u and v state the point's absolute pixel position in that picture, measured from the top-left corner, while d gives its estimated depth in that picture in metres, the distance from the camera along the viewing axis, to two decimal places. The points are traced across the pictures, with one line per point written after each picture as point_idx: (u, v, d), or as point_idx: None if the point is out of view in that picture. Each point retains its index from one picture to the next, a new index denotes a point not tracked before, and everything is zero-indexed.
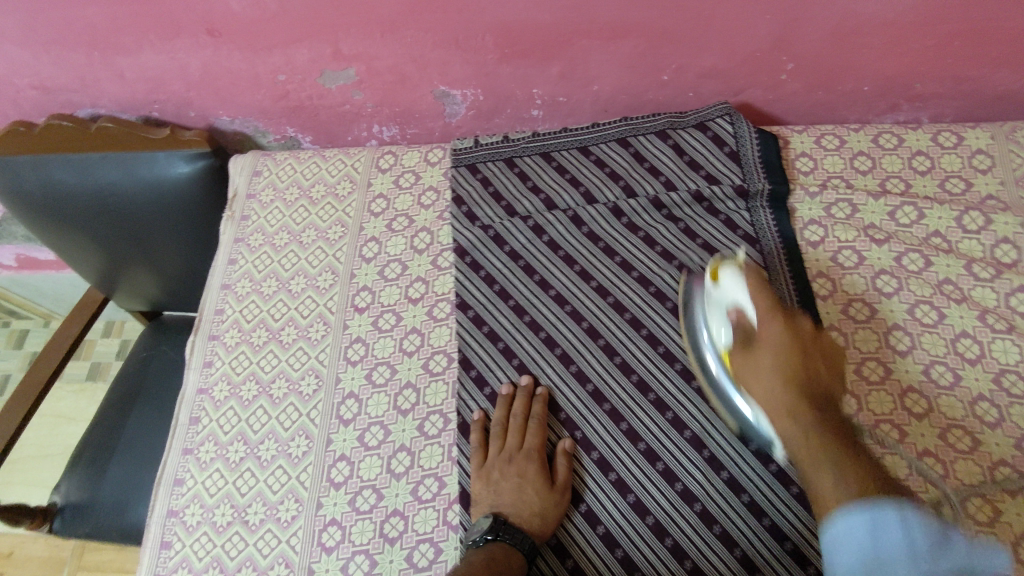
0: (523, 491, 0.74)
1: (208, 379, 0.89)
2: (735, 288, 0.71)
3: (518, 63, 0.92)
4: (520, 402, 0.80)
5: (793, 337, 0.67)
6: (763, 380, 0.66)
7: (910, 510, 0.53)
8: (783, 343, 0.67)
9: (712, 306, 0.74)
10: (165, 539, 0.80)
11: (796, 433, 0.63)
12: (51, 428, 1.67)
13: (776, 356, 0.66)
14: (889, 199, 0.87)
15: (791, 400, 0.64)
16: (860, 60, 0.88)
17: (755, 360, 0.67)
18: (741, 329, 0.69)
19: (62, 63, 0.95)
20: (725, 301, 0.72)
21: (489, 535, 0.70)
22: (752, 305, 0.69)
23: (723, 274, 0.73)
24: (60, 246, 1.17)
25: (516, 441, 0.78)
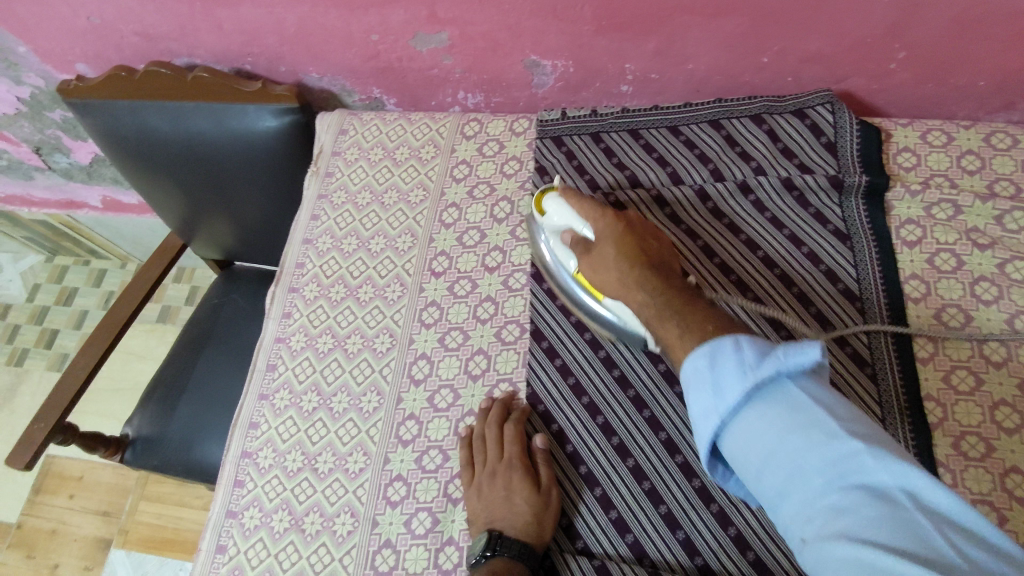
0: (511, 503, 0.72)
1: (286, 329, 0.91)
2: (561, 213, 0.75)
3: (614, 36, 0.90)
4: (498, 416, 0.78)
5: (616, 225, 0.71)
6: (609, 269, 0.69)
7: (745, 340, 0.50)
8: (615, 235, 0.70)
9: (553, 234, 0.80)
10: (239, 477, 0.83)
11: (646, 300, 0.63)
12: (123, 363, 1.76)
13: (613, 245, 0.69)
14: (998, 203, 0.82)
15: (634, 273, 0.66)
16: (979, 52, 0.83)
17: (599, 257, 0.70)
18: (579, 244, 0.74)
19: (165, 11, 0.98)
20: (561, 246, 0.77)
21: (487, 552, 0.69)
22: (582, 221, 0.74)
23: (547, 203, 0.78)
24: (147, 192, 1.22)
25: (496, 453, 0.76)
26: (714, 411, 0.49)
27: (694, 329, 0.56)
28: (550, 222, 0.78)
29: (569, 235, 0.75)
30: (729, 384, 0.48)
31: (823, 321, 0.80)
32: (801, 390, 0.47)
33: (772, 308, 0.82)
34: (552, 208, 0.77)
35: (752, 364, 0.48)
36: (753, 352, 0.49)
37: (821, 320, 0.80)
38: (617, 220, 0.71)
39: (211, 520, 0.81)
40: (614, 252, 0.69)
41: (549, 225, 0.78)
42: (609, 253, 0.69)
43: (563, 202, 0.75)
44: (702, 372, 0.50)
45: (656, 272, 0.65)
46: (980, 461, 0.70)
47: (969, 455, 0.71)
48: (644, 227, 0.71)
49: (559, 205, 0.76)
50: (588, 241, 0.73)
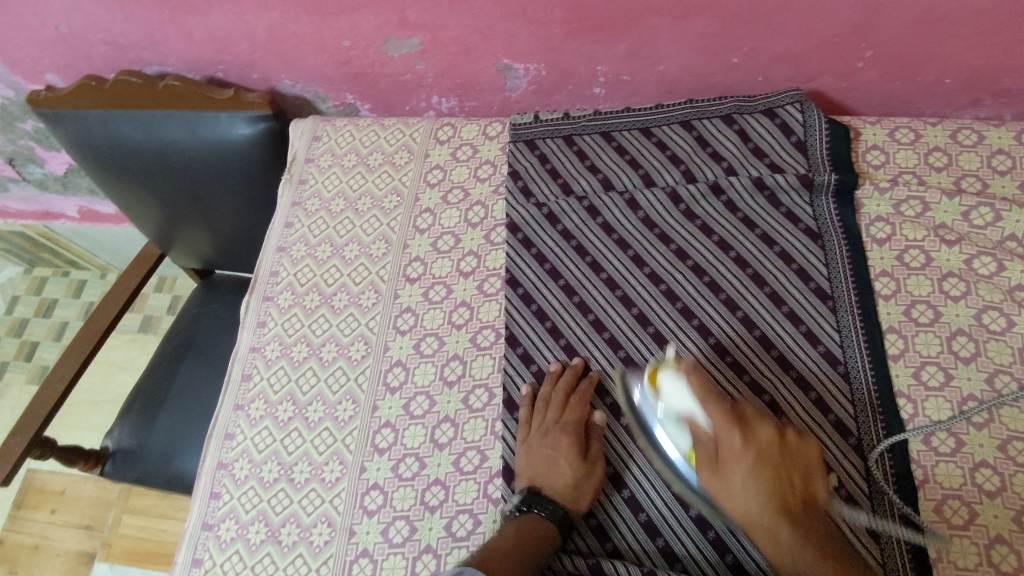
0: (558, 465, 0.75)
1: (261, 338, 0.91)
2: (679, 393, 0.67)
3: (584, 39, 0.90)
4: (567, 376, 0.80)
5: (754, 448, 0.63)
6: (743, 502, 0.62)
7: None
8: (748, 462, 0.62)
9: (660, 413, 0.71)
10: (214, 490, 0.82)
11: (793, 543, 0.61)
12: (104, 374, 1.74)
13: (747, 479, 0.62)
14: (964, 199, 0.83)
15: (773, 516, 0.61)
16: (944, 50, 0.84)
17: (725, 480, 0.63)
18: (702, 445, 0.65)
19: (134, 20, 0.97)
20: (674, 409, 0.68)
21: (523, 507, 0.72)
22: (701, 411, 0.66)
23: (663, 378, 0.70)
24: (121, 201, 1.20)
25: (553, 415, 0.78)
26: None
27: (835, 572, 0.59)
28: (665, 403, 0.69)
29: (688, 420, 0.67)
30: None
31: (794, 319, 0.81)
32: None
33: (744, 308, 0.82)
34: (668, 386, 0.69)
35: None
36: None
37: (794, 319, 0.80)
38: (755, 442, 0.63)
39: (188, 533, 0.80)
40: (744, 484, 0.62)
41: (664, 405, 0.69)
42: (738, 467, 0.62)
43: (678, 375, 0.68)
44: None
45: (796, 518, 0.61)
46: (951, 456, 0.71)
47: (939, 451, 0.72)
48: (788, 452, 0.64)
49: (675, 384, 0.68)
50: (707, 443, 0.65)
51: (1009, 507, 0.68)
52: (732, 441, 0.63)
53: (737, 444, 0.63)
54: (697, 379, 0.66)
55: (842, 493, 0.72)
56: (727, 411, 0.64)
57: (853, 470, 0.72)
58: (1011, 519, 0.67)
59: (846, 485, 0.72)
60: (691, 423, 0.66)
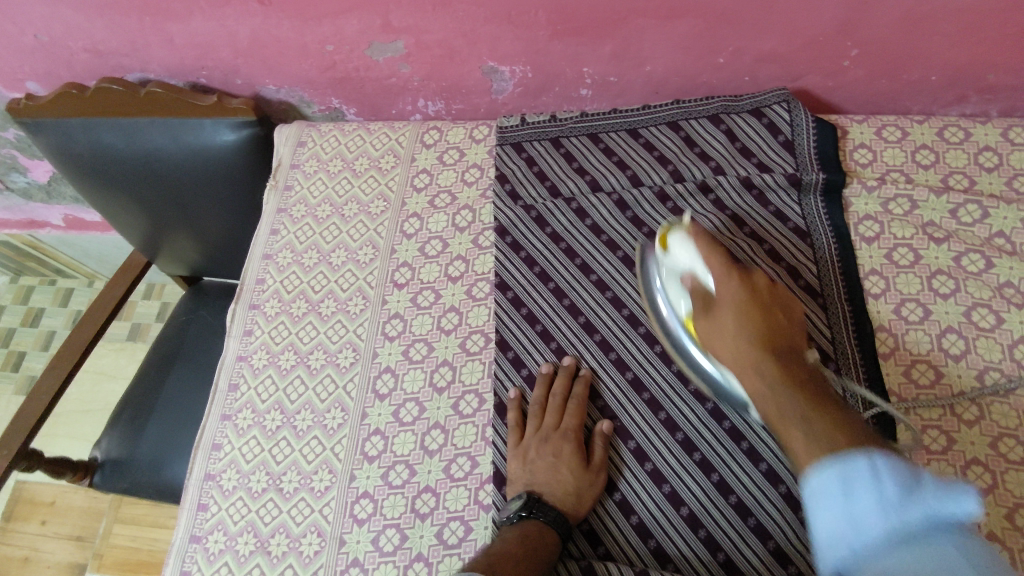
0: (557, 471, 0.74)
1: (248, 347, 0.90)
2: (685, 251, 0.70)
3: (570, 40, 0.90)
4: (561, 381, 0.80)
5: (748, 292, 0.64)
6: (726, 341, 0.64)
7: (883, 460, 0.47)
8: (737, 298, 0.64)
9: (669, 275, 0.74)
10: (202, 501, 0.81)
11: (784, 401, 0.57)
12: (93, 384, 1.72)
13: (731, 315, 0.64)
14: (952, 196, 0.83)
15: (761, 355, 0.61)
16: (929, 47, 0.84)
17: (714, 322, 0.66)
18: (699, 293, 0.68)
19: (114, 26, 0.96)
20: (680, 269, 0.71)
21: (523, 512, 0.70)
22: (706, 269, 0.67)
23: (671, 241, 0.72)
24: (107, 209, 1.19)
25: (553, 422, 0.78)
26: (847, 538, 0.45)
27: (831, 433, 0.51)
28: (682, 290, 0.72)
29: (693, 281, 0.69)
30: (866, 511, 0.44)
31: None
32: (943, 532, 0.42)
33: None
34: (674, 248, 0.71)
35: (893, 502, 0.44)
36: (895, 484, 0.45)
37: None
38: (749, 283, 0.65)
39: (175, 546, 0.79)
40: (733, 322, 0.64)
41: (670, 265, 0.72)
42: (728, 308, 0.65)
43: (687, 237, 0.70)
44: (830, 489, 0.47)
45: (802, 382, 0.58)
46: (943, 454, 0.71)
47: (930, 449, 0.71)
48: (774, 294, 0.65)
49: (681, 246, 0.70)
50: (708, 294, 0.68)
51: (1001, 505, 0.68)
52: (729, 288, 0.65)
53: (731, 287, 0.65)
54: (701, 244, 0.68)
55: None
56: (727, 262, 0.67)
57: None
58: (1003, 516, 0.67)
59: None
60: (692, 279, 0.69)
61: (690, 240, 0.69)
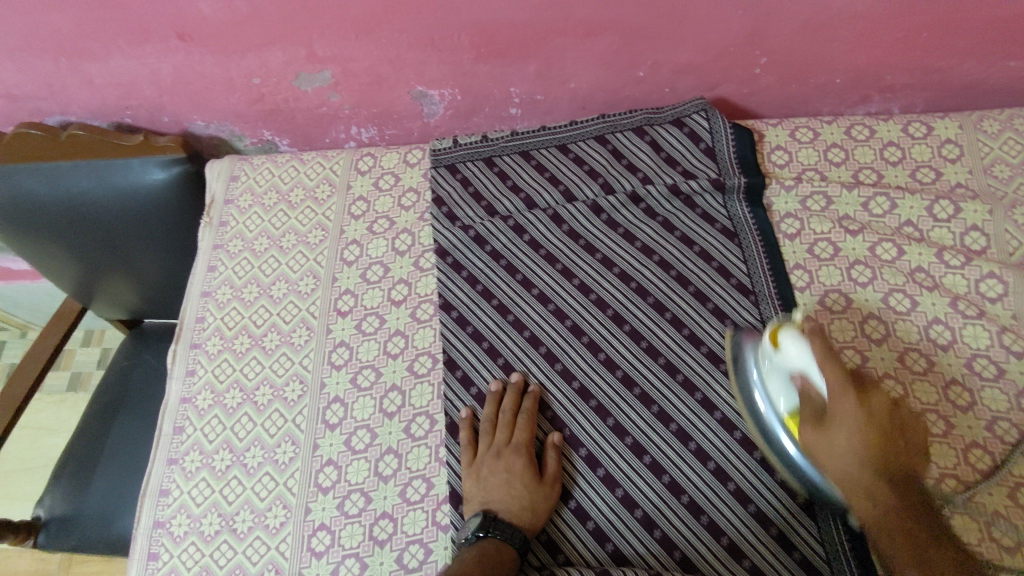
0: (511, 487, 0.75)
1: (190, 388, 0.88)
2: (799, 356, 0.66)
3: (494, 62, 0.92)
4: (510, 398, 0.81)
5: (868, 414, 0.63)
6: (841, 461, 0.63)
7: None
8: (858, 422, 0.63)
9: (773, 369, 0.71)
10: (152, 550, 0.79)
11: (858, 472, 0.63)
12: (32, 440, 1.65)
13: (854, 436, 0.63)
14: (862, 190, 0.88)
15: (874, 478, 0.62)
16: (830, 53, 0.89)
17: (828, 438, 0.64)
18: (810, 391, 0.66)
19: (28, 70, 0.93)
20: (787, 365, 0.68)
21: (480, 532, 0.71)
22: (823, 380, 0.65)
23: (783, 337, 0.68)
24: (35, 258, 1.15)
25: (504, 437, 0.78)
26: None
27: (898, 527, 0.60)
28: (780, 359, 0.69)
29: (801, 380, 0.67)
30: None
31: (720, 315, 0.84)
32: None
33: (672, 309, 0.85)
34: (788, 347, 0.68)
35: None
36: None
37: (719, 315, 0.84)
38: (868, 404, 0.64)
39: None
40: (856, 442, 0.63)
41: (778, 362, 0.69)
42: (845, 430, 0.63)
43: (805, 339, 0.66)
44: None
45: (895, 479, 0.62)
46: None
47: None
48: (897, 418, 0.65)
49: (798, 347, 0.67)
50: (818, 405, 0.66)
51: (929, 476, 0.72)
52: (847, 407, 0.64)
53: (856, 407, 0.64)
54: (825, 356, 0.65)
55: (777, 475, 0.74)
56: (845, 376, 0.64)
57: None
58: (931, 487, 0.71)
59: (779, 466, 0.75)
60: (803, 380, 0.67)
61: (807, 344, 0.66)
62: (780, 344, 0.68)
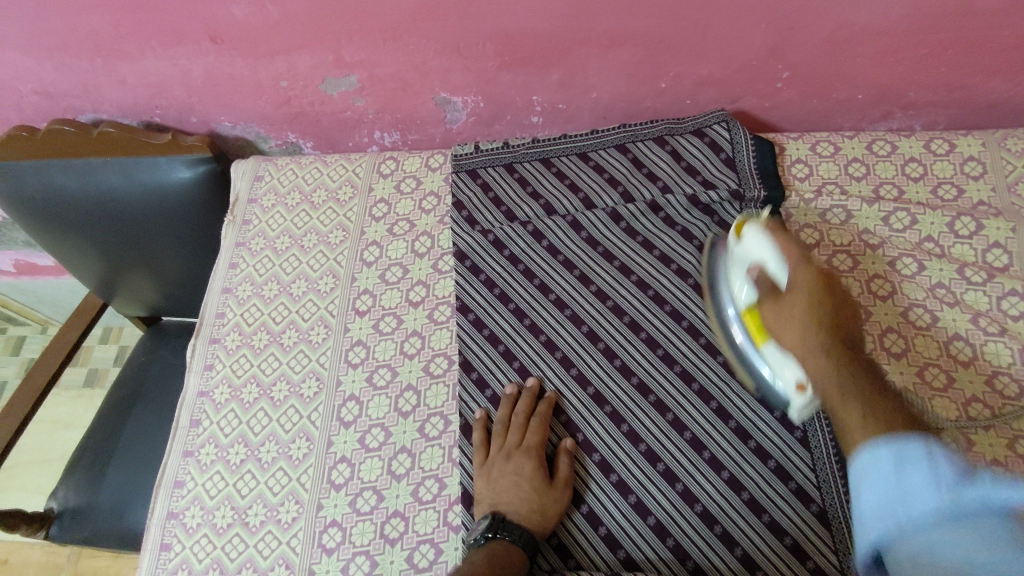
0: (522, 489, 0.74)
1: (208, 382, 0.89)
2: (759, 245, 0.73)
3: (518, 70, 0.93)
4: (523, 402, 0.81)
5: (821, 282, 0.72)
6: (792, 332, 0.68)
7: (938, 448, 0.52)
8: (812, 286, 0.71)
9: (735, 264, 0.76)
10: (165, 541, 0.80)
11: (826, 364, 0.65)
12: (48, 433, 1.67)
13: (801, 308, 0.69)
14: (883, 205, 0.88)
15: (822, 337, 0.67)
16: (853, 68, 0.90)
17: (784, 309, 0.70)
18: (767, 283, 0.71)
19: (64, 69, 0.96)
20: (746, 257, 0.74)
21: (489, 533, 0.70)
22: (779, 262, 0.71)
23: (747, 231, 0.75)
24: (61, 253, 1.17)
25: (516, 440, 0.78)
26: (894, 514, 0.51)
27: (884, 420, 0.58)
28: (742, 251, 0.75)
29: (759, 271, 0.72)
30: (918, 491, 0.50)
31: None
32: (1006, 526, 0.46)
33: (689, 318, 0.85)
34: (749, 239, 0.75)
35: (949, 485, 0.49)
36: (953, 472, 0.50)
37: None
38: (821, 279, 0.72)
39: None
40: (802, 303, 0.70)
41: (740, 255, 0.75)
42: (799, 301, 0.70)
43: (767, 233, 0.74)
44: (884, 469, 0.53)
45: (854, 362, 0.65)
46: None
47: None
48: (841, 297, 0.72)
49: (757, 238, 0.74)
50: (777, 283, 0.71)
51: None
52: (803, 277, 0.71)
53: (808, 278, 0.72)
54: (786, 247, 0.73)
55: (792, 486, 0.74)
56: (805, 267, 0.73)
57: (801, 464, 0.74)
58: None
59: (795, 478, 0.74)
60: (760, 270, 0.72)
61: (771, 237, 0.73)
62: (743, 236, 0.76)
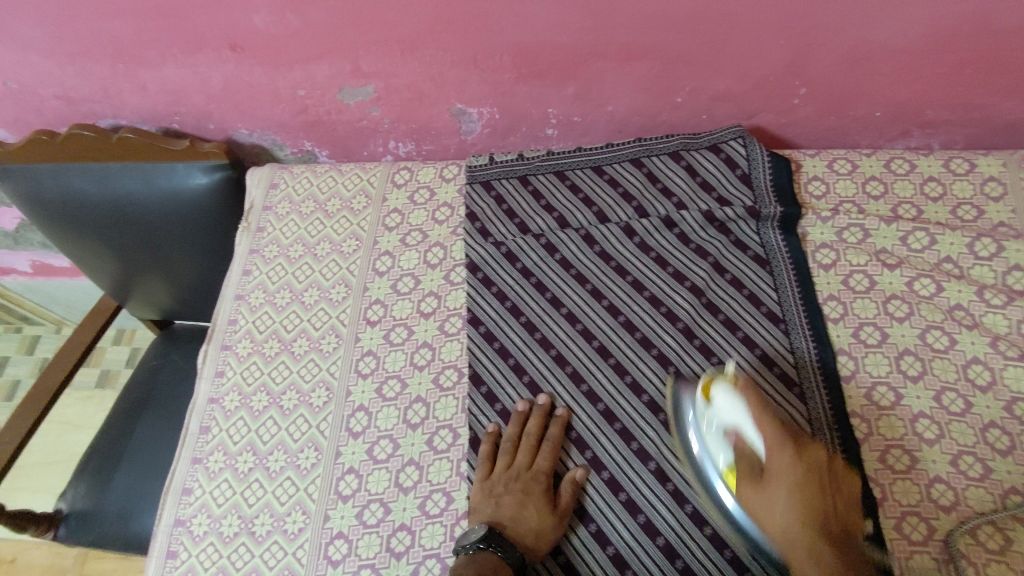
0: (522, 510, 0.74)
1: (219, 389, 0.89)
2: (731, 407, 0.66)
3: (534, 83, 0.93)
4: (536, 421, 0.80)
5: (803, 468, 0.63)
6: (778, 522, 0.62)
7: None
8: (795, 477, 0.63)
9: (708, 423, 0.70)
10: (171, 548, 0.80)
11: (795, 522, 0.61)
12: (59, 434, 1.68)
13: (790, 496, 0.62)
14: (901, 225, 0.87)
15: (809, 535, 0.61)
16: (872, 86, 0.89)
17: (768, 496, 0.63)
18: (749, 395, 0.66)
19: (86, 74, 0.97)
20: (720, 421, 0.68)
21: (480, 544, 0.70)
22: (758, 434, 0.65)
23: (715, 391, 0.69)
24: (78, 256, 1.19)
25: (524, 460, 0.78)
26: None
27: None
28: (714, 415, 0.68)
29: (734, 436, 0.66)
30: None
31: (750, 344, 0.82)
32: None
33: (702, 337, 0.84)
34: (720, 400, 0.68)
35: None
36: None
37: (748, 343, 0.82)
38: (806, 464, 0.64)
39: None
40: (789, 501, 0.62)
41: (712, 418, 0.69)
42: (782, 484, 0.63)
43: (738, 393, 0.67)
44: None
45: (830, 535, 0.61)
46: (907, 473, 0.73)
47: (895, 469, 0.73)
48: (831, 472, 0.64)
49: (732, 400, 0.67)
50: (754, 462, 0.65)
51: (965, 521, 0.69)
52: (781, 460, 0.63)
53: (787, 458, 0.64)
54: (755, 404, 0.66)
55: None
56: (782, 433, 0.64)
57: None
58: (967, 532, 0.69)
59: None
60: (737, 437, 0.66)
61: (743, 400, 0.66)
62: (712, 399, 0.69)
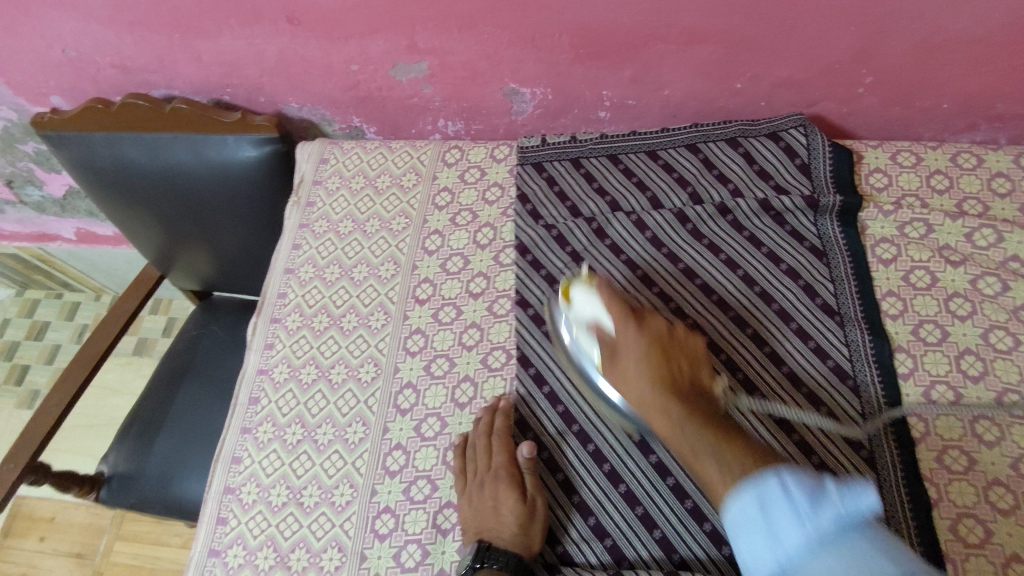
0: (501, 514, 0.73)
1: (269, 360, 0.90)
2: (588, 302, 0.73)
3: (591, 64, 0.92)
4: (498, 419, 0.79)
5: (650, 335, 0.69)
6: (636, 386, 0.68)
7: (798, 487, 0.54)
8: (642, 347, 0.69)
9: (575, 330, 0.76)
10: (221, 515, 0.81)
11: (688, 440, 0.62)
12: (97, 398, 1.72)
13: (642, 361, 0.68)
14: (967, 221, 0.84)
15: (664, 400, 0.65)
16: (942, 77, 0.86)
17: (621, 368, 0.70)
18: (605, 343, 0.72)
19: (143, 44, 0.97)
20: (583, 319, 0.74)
21: (476, 565, 0.70)
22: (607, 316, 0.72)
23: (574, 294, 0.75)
24: (125, 224, 1.20)
25: (484, 463, 0.76)
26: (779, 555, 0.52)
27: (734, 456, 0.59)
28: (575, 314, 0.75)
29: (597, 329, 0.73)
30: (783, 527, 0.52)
31: (803, 335, 0.81)
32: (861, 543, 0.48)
33: (754, 325, 0.82)
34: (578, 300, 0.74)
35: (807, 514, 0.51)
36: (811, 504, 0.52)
37: (802, 335, 0.81)
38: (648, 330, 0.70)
39: (193, 561, 0.79)
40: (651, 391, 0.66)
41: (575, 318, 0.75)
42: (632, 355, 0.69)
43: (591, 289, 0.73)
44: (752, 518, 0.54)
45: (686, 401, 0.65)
46: (964, 475, 0.71)
47: (952, 469, 0.72)
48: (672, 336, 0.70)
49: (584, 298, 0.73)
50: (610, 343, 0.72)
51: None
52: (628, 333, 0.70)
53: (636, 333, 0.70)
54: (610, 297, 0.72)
55: None
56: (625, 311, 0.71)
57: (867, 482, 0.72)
58: None
59: None
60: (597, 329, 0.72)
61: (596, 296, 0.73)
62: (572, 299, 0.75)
